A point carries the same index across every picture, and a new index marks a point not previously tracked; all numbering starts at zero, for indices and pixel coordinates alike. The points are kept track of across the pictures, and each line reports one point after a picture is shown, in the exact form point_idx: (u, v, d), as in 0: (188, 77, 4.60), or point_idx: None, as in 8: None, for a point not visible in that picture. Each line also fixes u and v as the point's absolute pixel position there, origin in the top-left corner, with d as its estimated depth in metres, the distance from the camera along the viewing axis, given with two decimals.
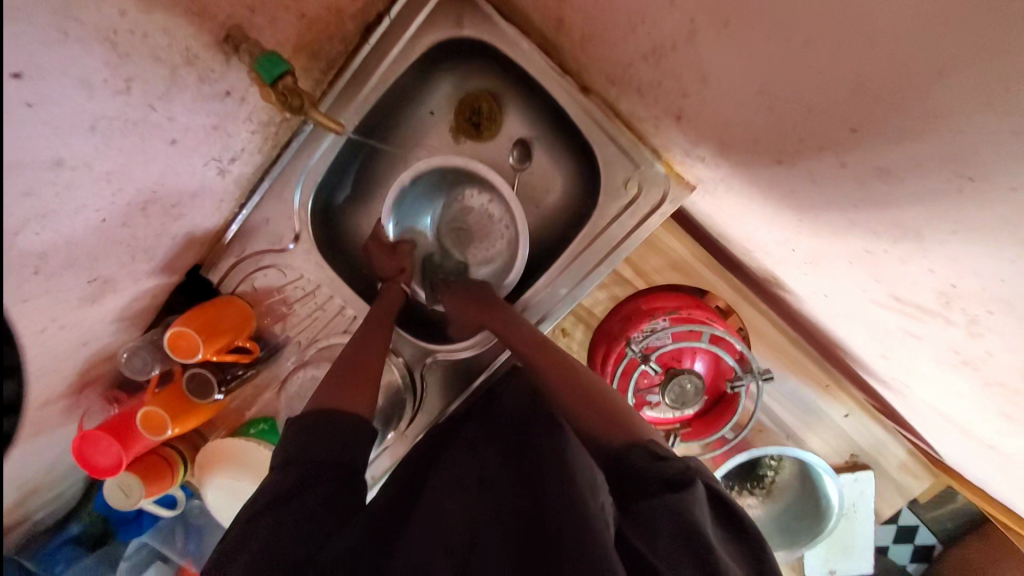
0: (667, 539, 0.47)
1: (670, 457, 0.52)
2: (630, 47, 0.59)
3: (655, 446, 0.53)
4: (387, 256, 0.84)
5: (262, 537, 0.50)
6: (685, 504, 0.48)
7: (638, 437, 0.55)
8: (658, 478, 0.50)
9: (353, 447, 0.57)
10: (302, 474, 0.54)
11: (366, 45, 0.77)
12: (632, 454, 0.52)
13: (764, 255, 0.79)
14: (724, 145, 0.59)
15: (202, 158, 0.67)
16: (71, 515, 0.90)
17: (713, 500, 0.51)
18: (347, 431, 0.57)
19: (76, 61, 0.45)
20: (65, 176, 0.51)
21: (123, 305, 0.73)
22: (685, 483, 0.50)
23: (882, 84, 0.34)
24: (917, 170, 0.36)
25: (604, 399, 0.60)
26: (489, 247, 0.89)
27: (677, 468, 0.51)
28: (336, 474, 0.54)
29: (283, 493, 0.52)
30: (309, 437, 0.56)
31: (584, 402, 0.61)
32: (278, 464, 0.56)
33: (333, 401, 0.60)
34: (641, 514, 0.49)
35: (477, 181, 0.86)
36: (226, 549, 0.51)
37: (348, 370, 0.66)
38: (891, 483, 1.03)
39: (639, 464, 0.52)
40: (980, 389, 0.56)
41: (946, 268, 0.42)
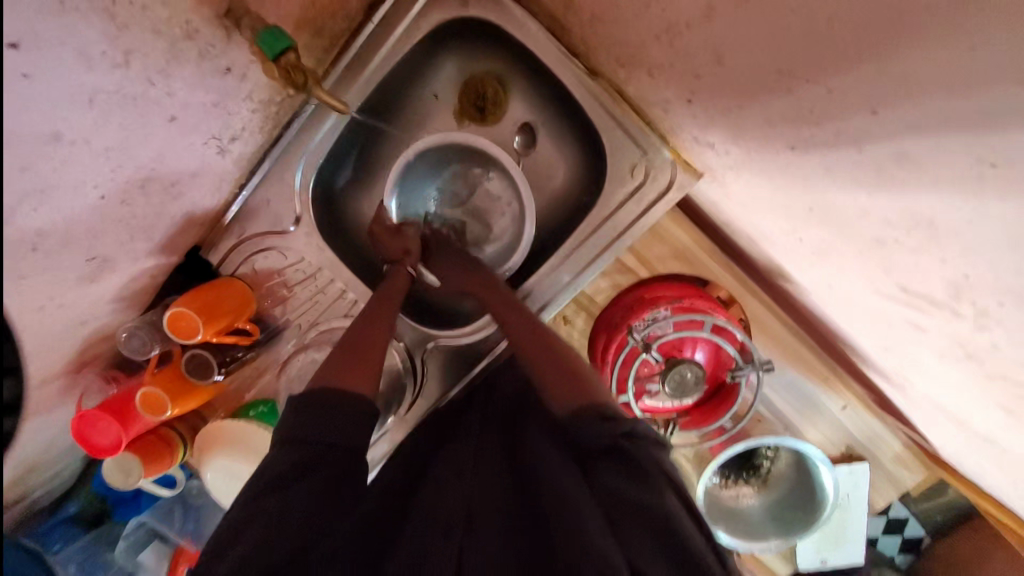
0: (626, 519, 0.50)
1: (613, 418, 0.54)
2: (644, 26, 0.58)
3: (607, 407, 0.56)
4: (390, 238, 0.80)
5: (261, 525, 0.49)
6: (644, 485, 0.51)
7: (589, 397, 0.58)
8: (620, 457, 0.53)
9: (353, 432, 0.54)
10: (309, 457, 0.52)
11: (370, 24, 0.76)
12: (578, 417, 0.55)
13: (769, 245, 0.79)
14: (736, 130, 0.58)
15: (202, 136, 0.66)
16: (69, 495, 0.90)
17: (674, 478, 0.54)
18: (350, 416, 0.55)
19: (73, 32, 0.44)
20: (62, 151, 0.50)
21: (122, 285, 0.73)
22: (629, 450, 0.53)
23: (906, 65, 0.33)
24: (936, 156, 0.35)
25: (566, 361, 0.63)
26: (496, 222, 0.89)
27: (620, 430, 0.53)
28: (338, 458, 0.53)
29: (282, 477, 0.51)
30: (312, 418, 0.54)
31: (551, 365, 0.63)
32: (278, 442, 0.53)
33: (335, 381, 0.59)
34: (599, 494, 0.52)
35: (478, 156, 0.85)
36: (223, 531, 0.50)
37: (354, 354, 0.65)
38: (886, 475, 1.04)
39: (587, 426, 0.54)
40: (983, 381, 0.56)
41: (959, 259, 0.41)
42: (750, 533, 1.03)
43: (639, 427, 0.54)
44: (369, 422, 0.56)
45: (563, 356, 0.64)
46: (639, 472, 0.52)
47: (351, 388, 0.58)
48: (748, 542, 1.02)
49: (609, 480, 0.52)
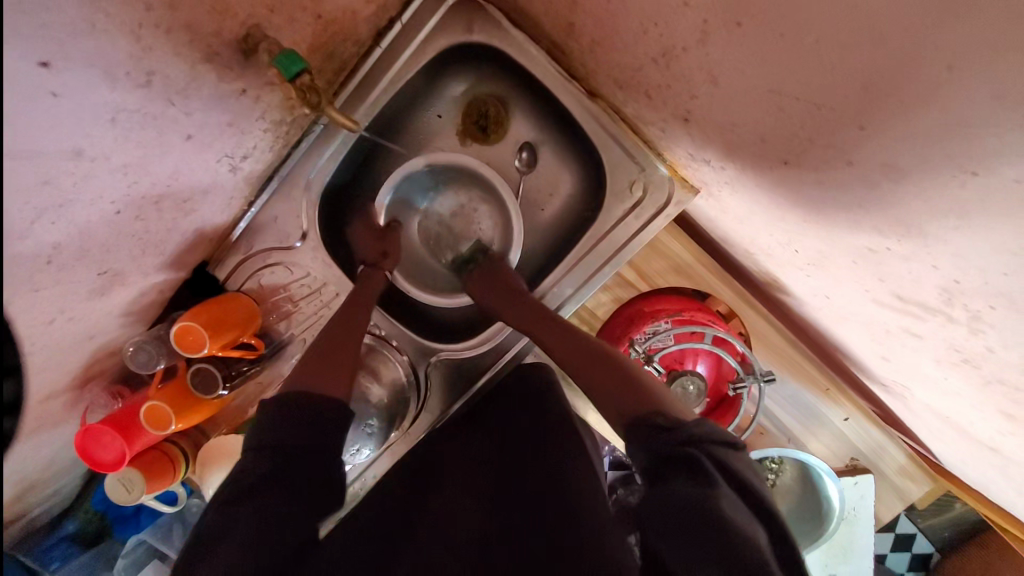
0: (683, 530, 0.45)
1: (674, 426, 0.53)
2: (641, 50, 0.60)
3: (661, 416, 0.55)
4: (374, 239, 0.84)
5: (237, 532, 0.48)
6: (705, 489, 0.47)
7: (640, 406, 0.57)
8: (682, 464, 0.50)
9: (321, 432, 0.56)
10: (276, 460, 0.52)
11: (378, 49, 0.79)
12: (637, 427, 0.55)
13: (766, 257, 0.81)
14: (732, 146, 0.60)
15: (215, 154, 0.68)
16: (67, 512, 0.89)
17: (738, 476, 0.50)
18: (313, 414, 0.56)
19: (101, 53, 0.46)
20: (84, 166, 0.51)
21: (130, 299, 0.74)
22: (691, 456, 0.50)
23: (893, 82, 0.35)
24: (923, 167, 0.37)
25: (628, 372, 0.63)
26: (481, 241, 0.92)
27: (679, 438, 0.51)
28: (307, 454, 0.54)
29: (254, 483, 0.51)
30: (272, 425, 0.55)
31: (614, 377, 0.62)
32: (250, 450, 0.54)
33: (314, 384, 0.61)
34: (657, 503, 0.48)
35: (460, 176, 0.89)
36: (202, 538, 0.49)
37: (328, 354, 0.67)
38: (890, 486, 1.04)
39: (647, 437, 0.53)
40: (979, 387, 0.57)
41: (949, 264, 0.43)
42: None
43: (696, 428, 0.52)
44: (342, 427, 0.58)
45: (623, 368, 0.63)
46: (703, 474, 0.48)
47: (328, 388, 0.60)
48: None
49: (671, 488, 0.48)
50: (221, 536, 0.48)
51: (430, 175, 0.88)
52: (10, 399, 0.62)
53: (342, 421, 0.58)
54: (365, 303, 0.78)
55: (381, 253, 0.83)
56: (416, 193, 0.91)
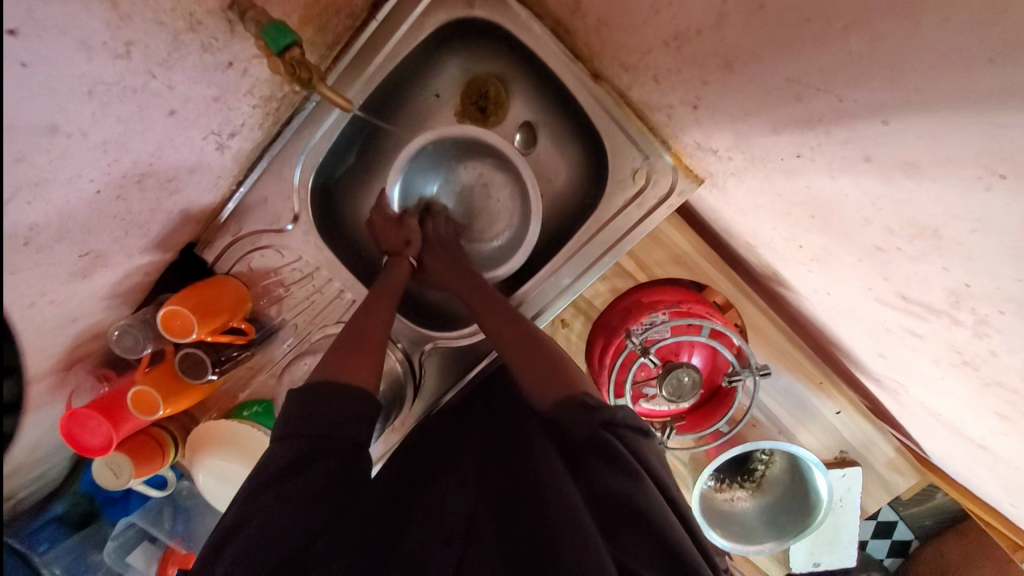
0: (617, 516, 0.49)
1: (599, 408, 0.56)
2: (652, 32, 0.58)
3: (586, 396, 0.58)
4: (392, 228, 0.81)
5: (262, 519, 0.49)
6: (628, 479, 0.51)
7: (570, 390, 0.60)
8: (602, 448, 0.53)
9: (353, 423, 0.54)
10: (306, 449, 0.52)
11: (373, 22, 0.76)
12: (561, 411, 0.58)
13: (767, 250, 0.79)
14: (741, 136, 0.58)
15: (201, 131, 0.65)
16: (54, 494, 0.86)
17: (654, 470, 0.54)
18: (349, 406, 0.55)
19: (75, 21, 0.43)
20: (59, 143, 0.48)
21: (114, 281, 0.71)
22: (614, 443, 0.53)
23: (924, 71, 0.33)
24: (946, 166, 0.35)
25: (549, 353, 0.66)
26: (503, 215, 0.88)
27: (602, 419, 0.55)
28: (341, 450, 0.53)
29: (282, 471, 0.51)
30: (301, 412, 0.54)
31: (534, 360, 0.66)
32: (279, 436, 0.54)
33: (337, 374, 0.59)
34: (587, 489, 0.52)
35: (472, 149, 0.85)
36: (224, 528, 0.50)
37: (352, 343, 0.65)
38: (877, 478, 1.05)
39: (571, 418, 0.56)
40: (978, 388, 0.57)
41: (961, 267, 0.42)
42: (746, 535, 1.04)
43: (617, 415, 0.56)
44: (370, 420, 0.56)
45: (543, 350, 0.66)
46: (622, 462, 0.52)
47: (346, 378, 0.58)
48: (744, 544, 1.02)
49: (600, 476, 0.52)
50: (243, 523, 0.49)
51: (445, 149, 0.84)
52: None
53: (371, 415, 0.56)
54: (388, 297, 0.75)
55: (401, 242, 0.79)
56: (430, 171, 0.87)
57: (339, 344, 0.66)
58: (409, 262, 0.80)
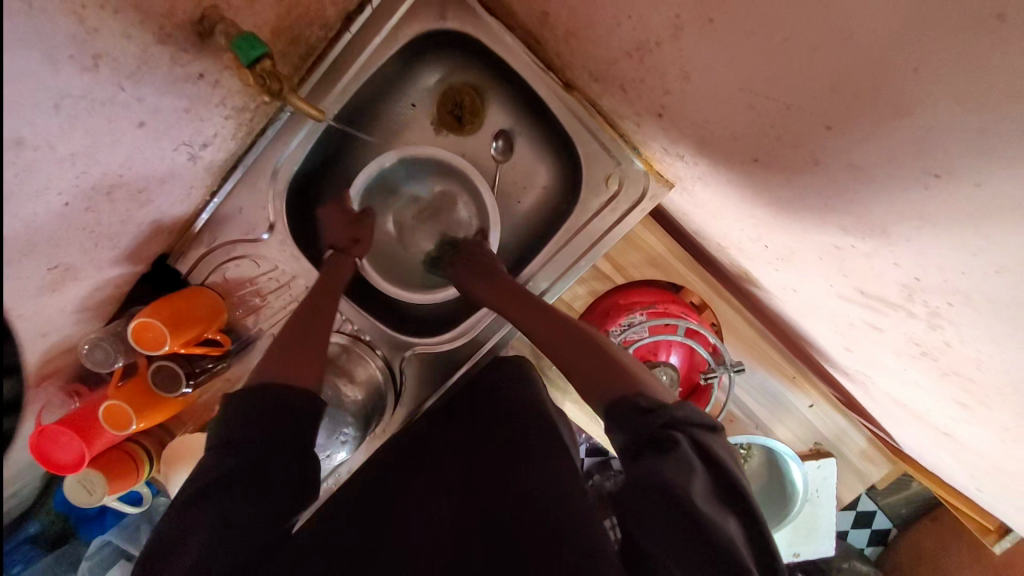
0: (659, 513, 0.47)
1: (655, 409, 0.53)
2: (615, 43, 0.60)
3: (643, 398, 0.55)
4: (345, 226, 0.80)
5: (205, 530, 0.47)
6: (688, 477, 0.47)
7: (631, 389, 0.57)
8: (661, 446, 0.50)
9: (298, 426, 0.55)
10: (244, 455, 0.51)
11: (347, 33, 0.76)
12: (618, 408, 0.55)
13: (737, 251, 0.82)
14: (704, 141, 0.60)
15: (172, 142, 0.65)
16: (28, 514, 0.83)
17: (718, 463, 0.50)
18: (290, 406, 0.55)
19: (39, 35, 0.43)
20: (25, 157, 0.48)
21: (84, 295, 0.70)
22: (674, 442, 0.50)
23: (859, 82, 0.35)
24: (888, 169, 0.37)
25: (607, 355, 0.62)
26: (459, 217, 0.91)
27: (660, 421, 0.52)
28: (282, 449, 0.53)
29: (218, 479, 0.49)
30: (236, 418, 0.53)
31: (596, 370, 0.61)
32: (215, 444, 0.52)
33: (280, 373, 0.58)
34: (632, 482, 0.50)
35: (440, 163, 0.85)
36: (164, 542, 0.48)
37: (294, 336, 0.65)
38: (851, 469, 1.08)
39: (627, 416, 0.53)
40: (936, 378, 0.59)
41: (911, 263, 0.44)
42: None
43: (679, 414, 0.52)
44: (315, 422, 0.57)
45: (597, 348, 0.64)
46: (684, 461, 0.49)
47: (293, 380, 0.58)
48: None
49: (639, 474, 0.49)
50: (185, 532, 0.47)
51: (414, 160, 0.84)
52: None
53: (315, 412, 0.57)
54: (331, 290, 0.75)
55: (350, 240, 0.80)
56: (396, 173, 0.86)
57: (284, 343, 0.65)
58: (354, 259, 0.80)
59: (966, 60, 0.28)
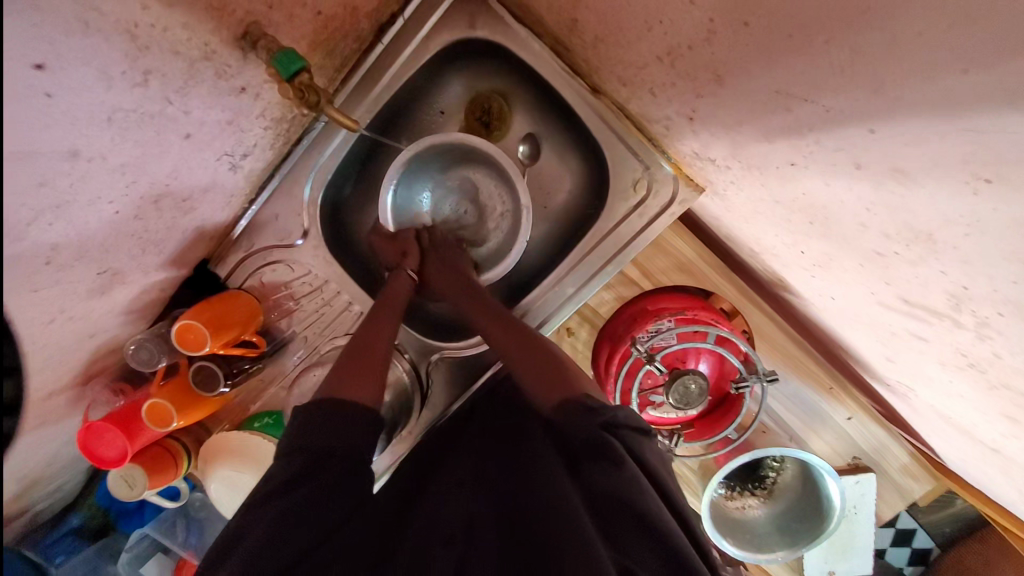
0: (618, 520, 0.49)
1: (597, 409, 0.55)
2: (646, 48, 0.60)
3: (588, 399, 0.57)
4: (390, 244, 0.84)
5: (261, 529, 0.50)
6: (633, 486, 0.50)
7: (575, 392, 0.59)
8: (600, 448, 0.53)
9: (357, 435, 0.55)
10: (305, 463, 0.53)
11: (379, 45, 0.78)
12: (561, 412, 0.57)
13: (773, 258, 0.80)
14: (736, 145, 0.59)
15: (215, 152, 0.68)
16: (71, 507, 0.88)
17: (655, 471, 0.54)
18: (353, 422, 0.56)
19: (97, 53, 0.45)
20: (81, 167, 0.51)
21: (131, 297, 0.73)
22: (612, 445, 0.53)
23: (904, 85, 0.34)
24: (936, 173, 0.36)
25: (547, 357, 0.66)
26: (495, 212, 0.90)
27: (601, 422, 0.54)
28: (341, 463, 0.54)
29: (283, 482, 0.52)
30: (303, 428, 0.55)
31: (539, 372, 0.64)
32: (283, 451, 0.54)
33: (338, 390, 0.60)
34: (588, 488, 0.52)
35: (462, 156, 0.86)
36: (224, 539, 0.51)
37: (356, 356, 0.67)
38: (893, 486, 1.03)
39: (571, 420, 0.55)
40: (985, 391, 0.56)
41: (959, 270, 0.42)
42: (757, 543, 1.03)
43: (617, 416, 0.55)
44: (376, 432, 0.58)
45: (540, 354, 0.67)
46: (616, 460, 0.52)
47: (353, 398, 0.59)
48: (755, 553, 1.01)
49: (597, 478, 0.52)
50: (245, 535, 0.50)
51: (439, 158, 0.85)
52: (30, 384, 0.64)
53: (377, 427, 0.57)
54: (391, 310, 0.76)
55: (398, 254, 0.82)
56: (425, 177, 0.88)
57: (341, 360, 0.67)
58: (408, 274, 0.82)
59: (1016, 61, 0.27)
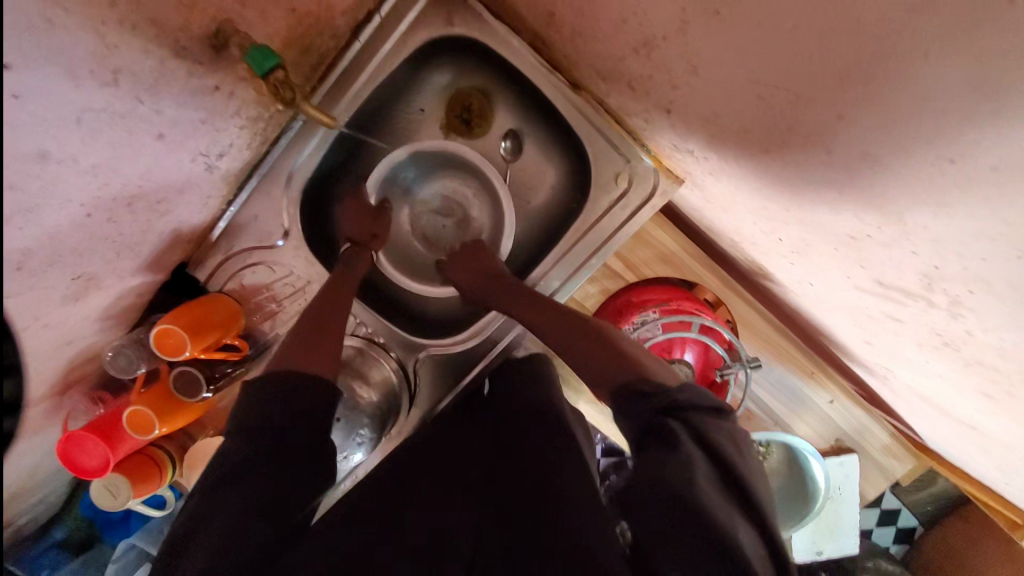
0: (665, 509, 0.46)
1: (655, 393, 0.55)
2: (621, 40, 0.60)
3: (643, 383, 0.57)
4: (366, 220, 0.83)
5: (215, 523, 0.48)
6: (687, 472, 0.48)
7: (626, 377, 0.59)
8: (660, 431, 0.51)
9: (312, 409, 0.55)
10: (257, 448, 0.52)
11: (357, 43, 0.77)
12: (623, 395, 0.57)
13: (752, 247, 0.81)
14: (713, 134, 0.60)
15: (189, 153, 0.66)
16: (55, 520, 0.87)
17: (726, 462, 0.49)
18: (308, 394, 0.56)
19: (62, 52, 0.44)
20: (50, 170, 0.50)
21: (108, 303, 0.72)
22: (669, 428, 0.51)
23: (867, 70, 0.35)
24: (903, 157, 0.37)
25: (601, 343, 0.65)
26: (475, 220, 0.92)
27: (658, 405, 0.54)
28: (299, 438, 0.53)
29: (235, 471, 0.50)
30: (253, 407, 0.54)
31: (591, 354, 0.64)
32: (232, 433, 0.53)
33: (299, 363, 0.60)
34: (639, 473, 0.50)
35: (455, 163, 0.87)
36: (178, 532, 0.49)
37: (317, 332, 0.67)
38: (875, 467, 1.06)
39: (632, 404, 0.55)
40: (959, 369, 0.58)
41: (929, 251, 0.43)
42: None
43: (680, 399, 0.53)
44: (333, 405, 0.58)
45: (590, 341, 0.66)
46: (674, 443, 0.50)
47: (310, 368, 0.59)
48: None
49: (649, 462, 0.50)
50: (203, 521, 0.48)
51: (432, 158, 0.86)
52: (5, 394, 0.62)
53: (332, 400, 0.58)
54: (351, 285, 0.76)
55: (367, 233, 0.82)
56: (416, 171, 0.88)
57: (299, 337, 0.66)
58: (371, 252, 0.82)
59: (973, 42, 0.27)
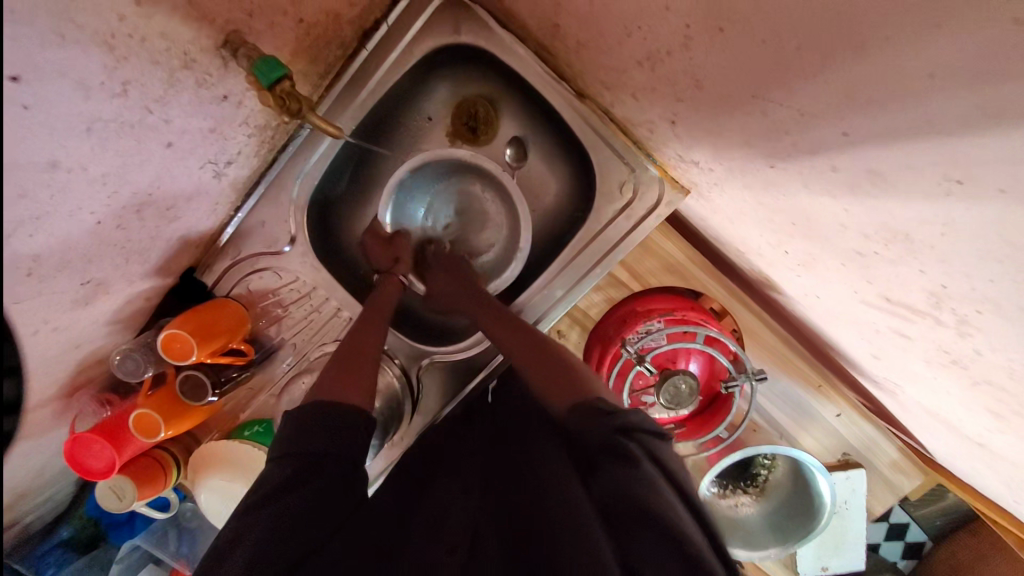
0: (633, 524, 0.47)
1: (613, 413, 0.55)
2: (626, 53, 0.60)
3: (602, 402, 0.57)
4: (384, 248, 0.83)
5: (253, 539, 0.49)
6: (645, 488, 0.49)
7: (585, 397, 0.60)
8: (616, 450, 0.53)
9: (348, 439, 0.55)
10: (297, 467, 0.52)
11: (364, 51, 0.78)
12: (578, 414, 0.57)
13: (758, 258, 0.80)
14: (718, 147, 0.60)
15: (198, 160, 0.67)
16: (60, 519, 0.87)
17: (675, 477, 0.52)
18: (344, 424, 0.56)
19: (74, 64, 0.45)
20: (60, 179, 0.50)
21: (116, 308, 0.73)
22: (628, 447, 0.52)
23: (871, 89, 0.35)
24: (910, 176, 0.37)
25: (562, 361, 0.67)
26: (493, 226, 0.90)
27: (617, 425, 0.54)
28: (333, 465, 0.53)
29: (277, 486, 0.52)
30: (294, 431, 0.55)
31: (551, 372, 0.65)
32: (274, 457, 0.54)
33: (328, 393, 0.59)
34: (603, 491, 0.51)
35: (462, 169, 0.86)
36: (218, 547, 0.50)
37: (345, 357, 0.67)
38: (882, 481, 1.04)
39: (587, 422, 0.56)
40: (967, 387, 0.57)
41: (936, 269, 0.43)
42: (749, 542, 1.03)
43: (635, 419, 0.55)
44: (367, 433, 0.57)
45: (553, 359, 0.67)
46: (633, 460, 0.51)
47: (346, 400, 0.59)
48: (747, 551, 1.01)
49: (610, 480, 0.51)
50: (237, 542, 0.49)
51: (440, 169, 0.85)
52: (11, 398, 0.63)
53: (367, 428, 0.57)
54: (381, 314, 0.76)
55: (391, 260, 0.82)
56: (426, 185, 0.88)
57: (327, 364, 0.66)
58: (398, 278, 0.82)
59: (977, 66, 0.27)
